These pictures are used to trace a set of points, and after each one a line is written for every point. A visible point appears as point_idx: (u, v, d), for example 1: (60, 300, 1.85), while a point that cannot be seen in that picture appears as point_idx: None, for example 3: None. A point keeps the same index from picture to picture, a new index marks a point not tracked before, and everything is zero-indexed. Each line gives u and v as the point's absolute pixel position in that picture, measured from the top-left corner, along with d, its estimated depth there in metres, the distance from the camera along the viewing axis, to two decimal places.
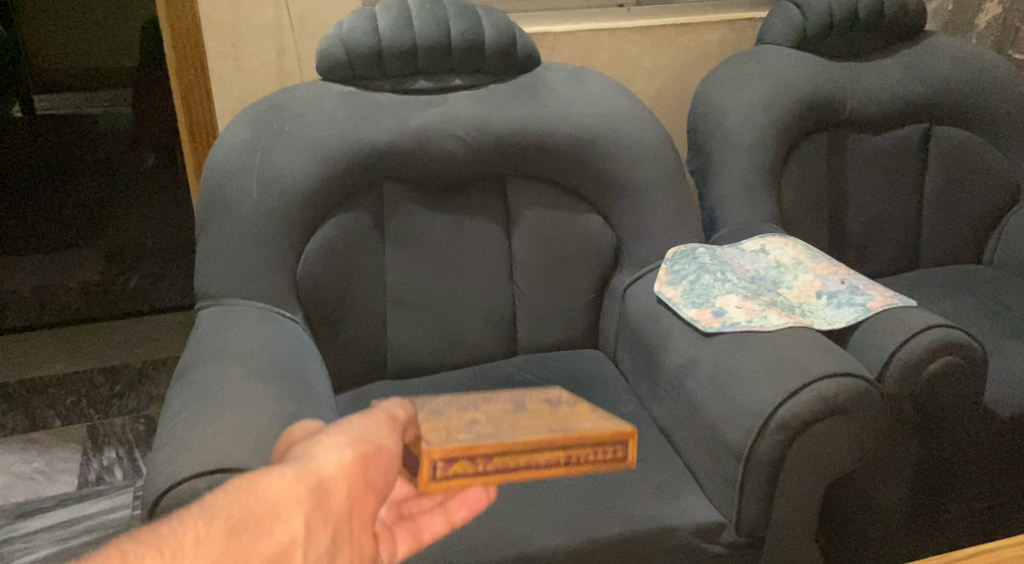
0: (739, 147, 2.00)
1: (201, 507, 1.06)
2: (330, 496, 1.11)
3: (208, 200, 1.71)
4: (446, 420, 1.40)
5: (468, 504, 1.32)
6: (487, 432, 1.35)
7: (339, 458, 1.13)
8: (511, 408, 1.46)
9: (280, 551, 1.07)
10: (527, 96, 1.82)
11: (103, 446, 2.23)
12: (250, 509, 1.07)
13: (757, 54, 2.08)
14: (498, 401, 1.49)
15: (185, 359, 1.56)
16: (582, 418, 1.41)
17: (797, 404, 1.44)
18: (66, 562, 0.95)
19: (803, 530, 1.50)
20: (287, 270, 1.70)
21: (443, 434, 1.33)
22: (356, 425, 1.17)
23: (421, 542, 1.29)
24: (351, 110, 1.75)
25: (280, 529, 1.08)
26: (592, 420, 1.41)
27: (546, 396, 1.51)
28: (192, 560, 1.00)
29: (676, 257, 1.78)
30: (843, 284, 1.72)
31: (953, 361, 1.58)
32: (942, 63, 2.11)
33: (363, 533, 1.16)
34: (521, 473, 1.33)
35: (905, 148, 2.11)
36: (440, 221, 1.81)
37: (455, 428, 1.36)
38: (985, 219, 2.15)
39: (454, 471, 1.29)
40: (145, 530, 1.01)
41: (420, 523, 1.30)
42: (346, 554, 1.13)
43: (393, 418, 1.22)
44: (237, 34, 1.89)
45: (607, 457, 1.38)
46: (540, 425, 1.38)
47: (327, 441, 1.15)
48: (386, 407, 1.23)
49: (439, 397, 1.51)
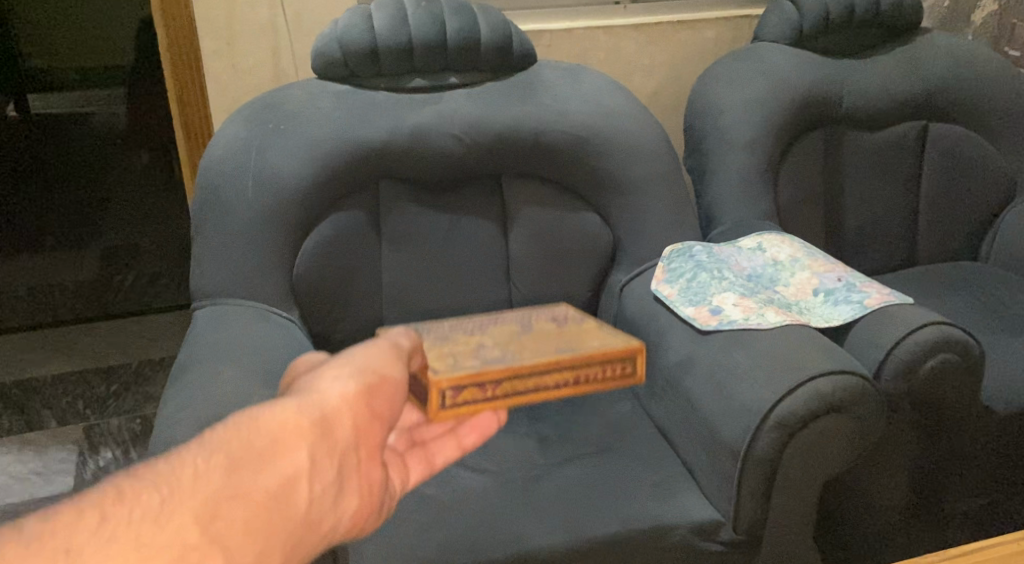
0: (736, 144, 1.99)
1: (198, 442, 0.96)
2: (334, 426, 1.03)
3: (203, 199, 1.70)
4: (453, 347, 1.38)
5: (479, 429, 1.29)
6: (495, 357, 1.33)
7: (341, 388, 1.05)
8: (519, 329, 1.46)
9: (283, 483, 0.97)
10: (523, 94, 1.82)
11: (99, 446, 2.22)
12: (251, 442, 0.98)
13: (754, 52, 2.08)
14: (506, 325, 1.49)
15: (181, 358, 1.55)
16: (590, 336, 1.41)
17: (794, 401, 1.44)
18: (53, 505, 0.87)
19: (801, 528, 1.51)
20: (284, 269, 1.70)
21: (452, 362, 1.31)
22: (359, 355, 1.11)
23: (435, 466, 1.24)
24: (347, 108, 1.74)
25: (285, 462, 0.98)
26: (600, 338, 1.40)
27: (552, 315, 1.54)
28: (191, 496, 0.91)
29: (673, 255, 1.78)
30: (840, 282, 1.73)
31: (950, 359, 1.58)
32: (939, 60, 2.11)
33: (373, 464, 1.07)
34: (533, 398, 1.29)
35: (901, 145, 2.11)
36: (437, 220, 1.81)
37: (464, 356, 1.33)
38: (982, 216, 2.15)
39: (465, 398, 1.25)
40: (140, 467, 0.92)
41: (432, 448, 1.25)
42: (356, 485, 1.05)
43: (396, 348, 1.15)
44: (232, 32, 1.88)
45: (616, 374, 1.34)
46: (549, 346, 1.36)
47: (329, 372, 1.08)
48: (390, 337, 1.18)
49: (445, 323, 1.51)
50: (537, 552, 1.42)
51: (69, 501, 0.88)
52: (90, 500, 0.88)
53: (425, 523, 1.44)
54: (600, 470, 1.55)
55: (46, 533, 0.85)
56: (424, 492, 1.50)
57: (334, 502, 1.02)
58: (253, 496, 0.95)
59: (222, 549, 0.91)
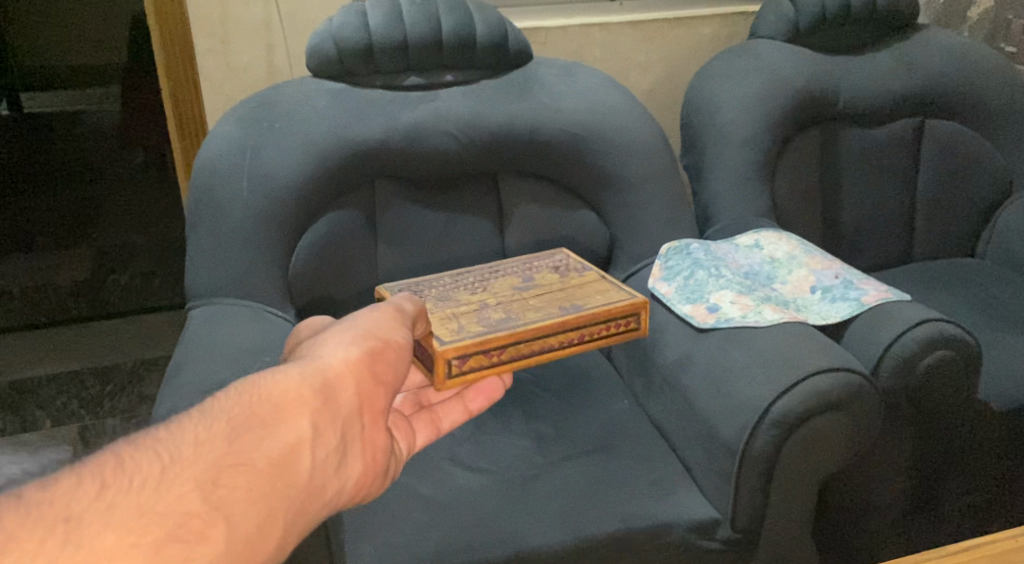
0: (732, 142, 1.99)
1: (202, 410, 1.02)
2: (336, 392, 1.11)
3: (198, 198, 1.69)
4: (456, 308, 1.49)
5: (485, 394, 1.41)
6: (498, 320, 1.44)
7: (342, 355, 1.14)
8: (520, 282, 1.57)
9: (287, 449, 1.03)
10: (520, 91, 1.81)
11: (94, 447, 2.21)
12: (254, 409, 1.04)
13: (750, 49, 2.08)
14: (506, 276, 1.60)
15: (176, 358, 1.54)
16: (591, 292, 1.53)
17: (791, 399, 1.43)
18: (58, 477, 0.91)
19: (799, 525, 1.50)
20: (279, 268, 1.69)
21: (455, 328, 1.41)
22: (362, 321, 1.21)
23: (440, 430, 1.35)
24: (343, 107, 1.74)
25: (288, 427, 1.05)
26: (603, 294, 1.53)
27: (555, 262, 1.65)
28: (196, 460, 0.97)
29: (670, 253, 1.78)
30: (837, 279, 1.72)
31: (947, 356, 1.58)
32: (935, 57, 2.11)
33: (376, 428, 1.15)
34: (532, 359, 1.43)
35: (898, 141, 2.11)
36: (433, 218, 1.80)
37: (466, 318, 1.44)
38: (979, 212, 2.15)
39: (469, 365, 1.38)
40: (143, 436, 0.98)
41: (439, 413, 1.36)
42: (359, 450, 1.12)
43: (399, 312, 1.27)
44: (227, 30, 1.87)
45: (621, 329, 1.50)
46: (548, 303, 1.49)
47: (331, 340, 1.17)
48: (394, 303, 1.29)
49: (446, 276, 1.62)
50: (535, 551, 1.41)
51: (65, 473, 0.92)
52: (92, 468, 0.93)
53: (422, 522, 1.43)
54: (597, 468, 1.55)
55: (49, 500, 0.90)
56: (421, 492, 1.49)
57: (338, 468, 1.09)
58: (256, 461, 1.00)
59: (222, 515, 0.96)
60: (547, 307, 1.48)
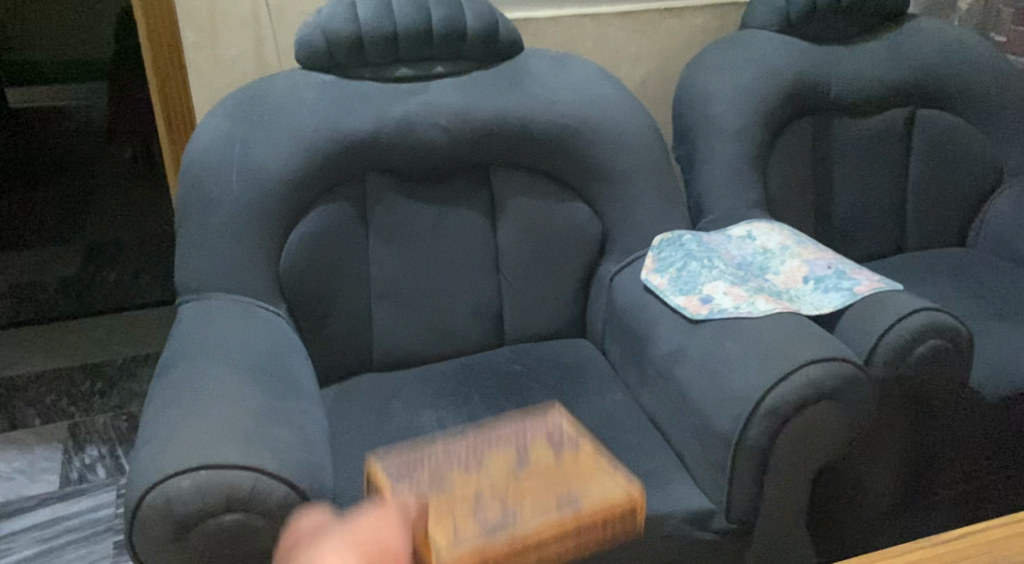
0: (724, 132, 1.99)
1: None
2: None
3: (187, 192, 1.68)
4: (442, 505, 1.14)
5: None
6: (496, 521, 1.12)
7: None
8: (515, 462, 1.21)
9: None
10: (510, 83, 1.80)
11: (85, 445, 2.20)
12: None
13: (741, 39, 2.07)
14: (498, 449, 1.24)
15: (166, 355, 1.53)
16: (597, 477, 1.17)
17: (785, 389, 1.43)
18: None
19: (793, 515, 1.50)
20: (270, 262, 1.68)
21: (450, 534, 1.09)
22: (365, 526, 0.98)
23: None
24: (333, 100, 1.72)
25: None
26: (606, 475, 1.18)
27: (548, 430, 1.27)
28: None
29: (663, 244, 1.77)
30: (830, 269, 1.72)
31: (940, 344, 1.58)
32: (926, 47, 2.11)
33: None
34: None
35: (890, 131, 2.11)
36: (425, 211, 1.79)
37: (453, 526, 1.11)
38: (969, 201, 2.15)
39: None
40: None
41: None
42: None
43: (406, 513, 1.03)
44: (215, 23, 1.85)
45: (617, 530, 1.14)
46: (549, 493, 1.15)
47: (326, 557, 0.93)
48: (395, 503, 1.04)
49: (433, 441, 1.27)
50: None
51: None
52: None
53: None
54: None
55: None
56: None
57: None
58: None
59: None
60: (547, 502, 1.14)
